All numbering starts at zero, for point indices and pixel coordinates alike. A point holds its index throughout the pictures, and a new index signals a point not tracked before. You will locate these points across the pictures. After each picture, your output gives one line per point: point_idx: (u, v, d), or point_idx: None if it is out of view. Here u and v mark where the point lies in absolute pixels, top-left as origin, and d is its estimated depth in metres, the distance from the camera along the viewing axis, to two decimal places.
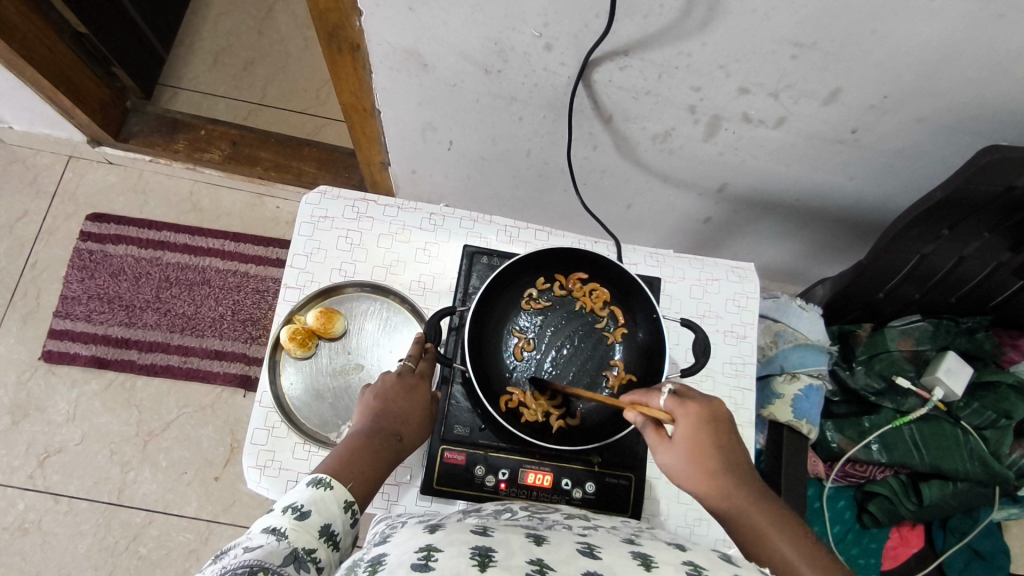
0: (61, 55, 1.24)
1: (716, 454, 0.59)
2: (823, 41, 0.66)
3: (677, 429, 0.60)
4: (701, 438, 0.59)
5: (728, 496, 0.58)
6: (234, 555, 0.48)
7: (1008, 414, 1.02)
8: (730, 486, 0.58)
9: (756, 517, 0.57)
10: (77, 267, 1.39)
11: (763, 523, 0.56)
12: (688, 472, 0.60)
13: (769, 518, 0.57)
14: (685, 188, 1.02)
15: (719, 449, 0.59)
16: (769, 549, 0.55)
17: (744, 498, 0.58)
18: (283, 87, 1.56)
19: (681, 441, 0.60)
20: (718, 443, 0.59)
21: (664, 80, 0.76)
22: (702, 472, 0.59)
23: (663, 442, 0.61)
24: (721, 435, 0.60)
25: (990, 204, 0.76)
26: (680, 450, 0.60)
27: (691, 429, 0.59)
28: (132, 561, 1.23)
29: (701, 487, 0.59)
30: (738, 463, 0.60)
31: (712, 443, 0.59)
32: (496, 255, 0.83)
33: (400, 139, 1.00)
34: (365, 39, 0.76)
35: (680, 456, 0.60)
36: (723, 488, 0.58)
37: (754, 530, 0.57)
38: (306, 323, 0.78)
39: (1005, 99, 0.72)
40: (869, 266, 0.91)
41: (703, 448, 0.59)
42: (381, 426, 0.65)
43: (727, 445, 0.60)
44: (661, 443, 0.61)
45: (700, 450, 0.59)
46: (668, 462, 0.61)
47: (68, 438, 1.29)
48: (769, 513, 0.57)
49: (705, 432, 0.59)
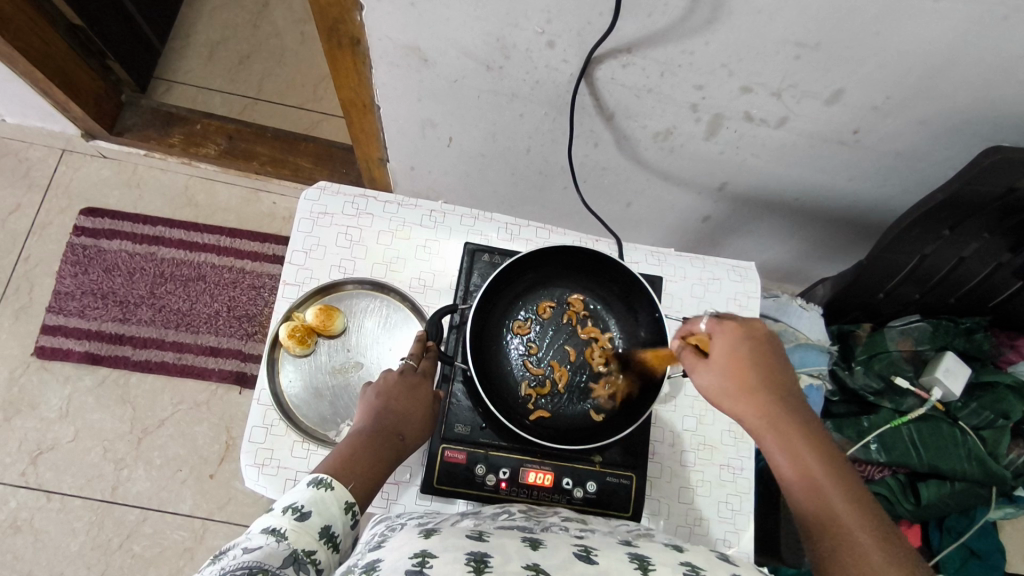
0: (55, 47, 1.22)
1: (762, 379, 0.60)
2: (826, 41, 0.66)
3: (717, 348, 0.62)
4: (738, 353, 0.61)
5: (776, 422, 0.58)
6: (233, 555, 0.47)
7: (1006, 415, 1.02)
8: (780, 414, 0.59)
9: (802, 450, 0.56)
10: (71, 262, 1.38)
11: (811, 459, 0.56)
12: (729, 392, 0.61)
13: (817, 453, 0.56)
14: (685, 187, 1.02)
15: (765, 372, 0.60)
16: (813, 486, 0.55)
17: (792, 426, 0.58)
18: (280, 82, 1.55)
19: (722, 358, 0.61)
20: (758, 361, 0.61)
21: (666, 78, 0.75)
22: (746, 391, 0.60)
23: (701, 363, 0.63)
24: (760, 354, 0.61)
25: (991, 204, 0.76)
26: (718, 366, 0.61)
27: (730, 344, 0.61)
28: (125, 559, 1.22)
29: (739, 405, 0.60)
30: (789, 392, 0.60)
31: (752, 358, 0.61)
32: (498, 252, 0.82)
33: (400, 135, 0.99)
34: (366, 33, 0.75)
35: (720, 373, 0.61)
36: (768, 410, 0.59)
37: (794, 454, 0.56)
38: (305, 320, 0.77)
39: (1007, 102, 0.72)
40: (869, 266, 0.91)
41: (744, 366, 0.61)
42: (384, 425, 0.64)
43: (780, 374, 0.61)
44: (698, 364, 0.63)
45: (741, 370, 0.60)
46: (707, 380, 0.62)
47: (60, 436, 1.28)
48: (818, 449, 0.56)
49: (746, 354, 0.61)
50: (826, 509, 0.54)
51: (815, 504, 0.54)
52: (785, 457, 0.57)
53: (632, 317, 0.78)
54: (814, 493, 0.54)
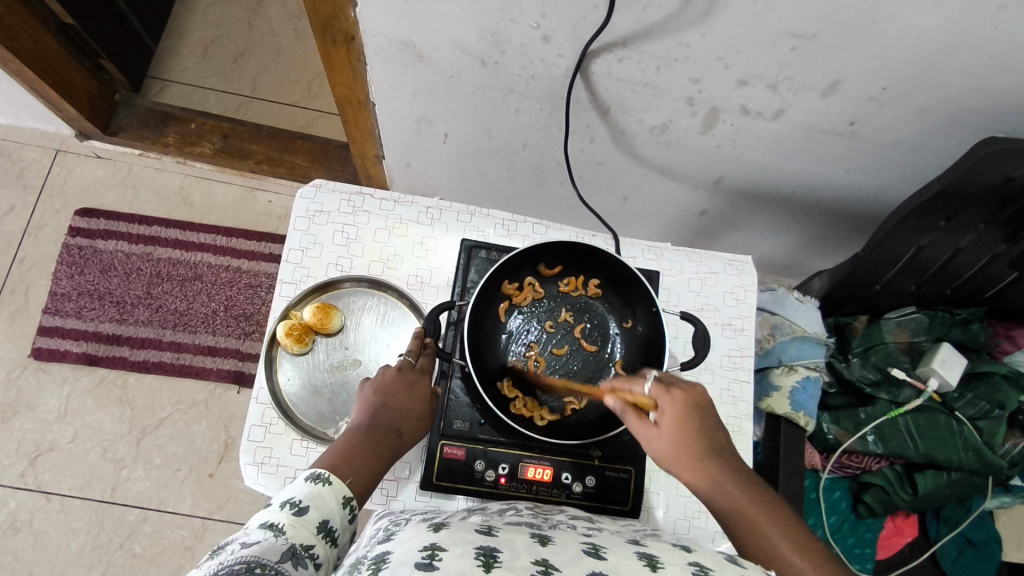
0: (46, 46, 1.21)
1: (704, 439, 0.61)
2: (823, 33, 0.66)
3: (663, 414, 0.62)
4: (683, 419, 0.61)
5: (715, 478, 0.59)
6: (231, 550, 0.47)
7: (1001, 405, 1.02)
8: (718, 466, 0.59)
9: (745, 502, 0.57)
10: (67, 263, 1.37)
11: (752, 507, 0.56)
12: (676, 456, 0.61)
13: (757, 502, 0.57)
14: (681, 181, 1.02)
15: (706, 433, 0.61)
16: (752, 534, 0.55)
17: (724, 476, 0.59)
18: (274, 80, 1.54)
19: (667, 424, 0.62)
20: (700, 427, 0.61)
21: (663, 72, 0.75)
22: (687, 451, 0.60)
23: (649, 427, 0.63)
24: (703, 420, 0.62)
25: (988, 195, 0.76)
26: (665, 432, 0.62)
27: (675, 409, 0.62)
28: (126, 558, 1.22)
29: (686, 472, 0.60)
30: (727, 448, 0.61)
31: (696, 424, 0.61)
32: (495, 248, 0.82)
33: (395, 132, 0.99)
34: (361, 30, 0.75)
35: (665, 438, 0.61)
36: (707, 466, 0.59)
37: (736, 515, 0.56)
38: (302, 318, 0.77)
39: (1002, 92, 0.72)
40: (866, 258, 0.91)
41: (689, 428, 0.61)
42: (381, 421, 0.64)
43: (721, 435, 0.62)
44: (645, 428, 0.63)
45: (686, 432, 0.61)
46: (654, 445, 0.62)
47: (59, 436, 1.28)
48: (754, 498, 0.57)
49: (690, 416, 0.62)
50: (770, 559, 0.53)
51: (757, 553, 0.54)
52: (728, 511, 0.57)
53: (630, 312, 0.78)
54: (755, 538, 0.55)
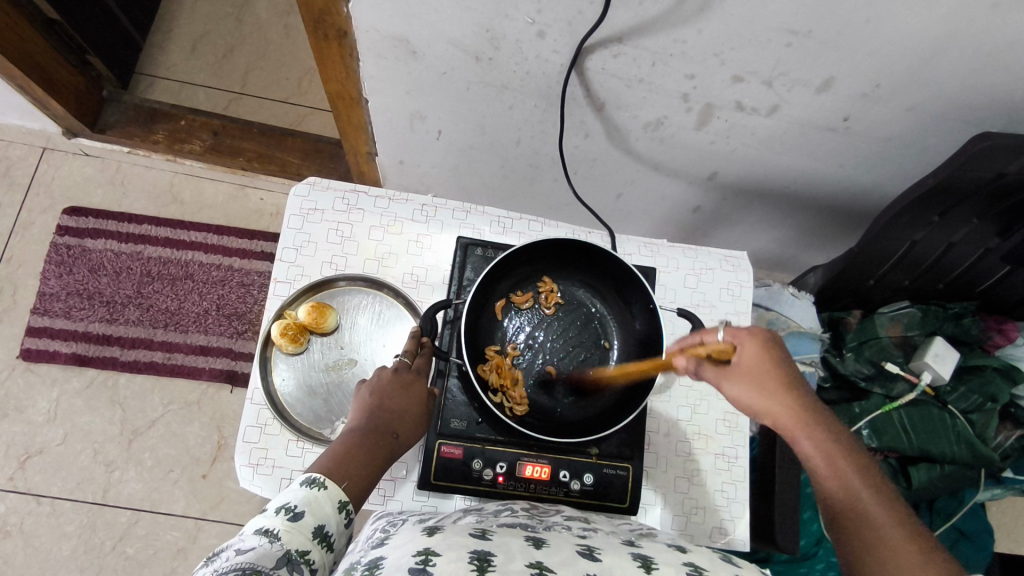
0: (32, 42, 1.19)
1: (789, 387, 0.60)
2: (818, 29, 0.66)
3: (742, 356, 0.62)
4: (765, 367, 0.61)
5: (807, 428, 0.59)
6: (226, 557, 0.47)
7: (993, 398, 1.03)
8: (812, 415, 0.60)
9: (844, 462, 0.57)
10: (55, 262, 1.35)
11: (849, 467, 0.57)
12: (758, 399, 0.61)
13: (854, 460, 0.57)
14: (676, 177, 1.02)
15: (793, 376, 0.61)
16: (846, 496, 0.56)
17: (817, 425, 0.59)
18: (264, 76, 1.52)
19: (747, 368, 0.61)
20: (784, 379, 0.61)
21: (658, 68, 0.75)
22: (776, 399, 0.60)
23: (725, 372, 0.62)
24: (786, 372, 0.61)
25: (979, 191, 0.76)
26: (742, 373, 0.61)
27: (755, 357, 0.61)
28: (118, 561, 1.21)
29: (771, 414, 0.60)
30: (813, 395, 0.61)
31: (778, 373, 0.61)
32: (491, 246, 0.82)
33: (388, 128, 0.98)
34: (353, 26, 0.74)
35: (746, 384, 0.61)
36: (796, 412, 0.59)
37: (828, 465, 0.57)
38: (297, 318, 0.77)
39: (995, 88, 0.72)
40: (861, 253, 0.91)
41: (769, 373, 0.61)
42: (378, 422, 0.64)
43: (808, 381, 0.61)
44: (723, 374, 0.62)
45: (769, 378, 0.60)
46: (733, 391, 0.62)
47: (49, 438, 1.26)
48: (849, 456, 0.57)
49: (770, 364, 0.61)
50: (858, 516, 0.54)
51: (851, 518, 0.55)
52: (829, 473, 0.57)
53: (627, 311, 0.78)
54: (844, 500, 0.56)
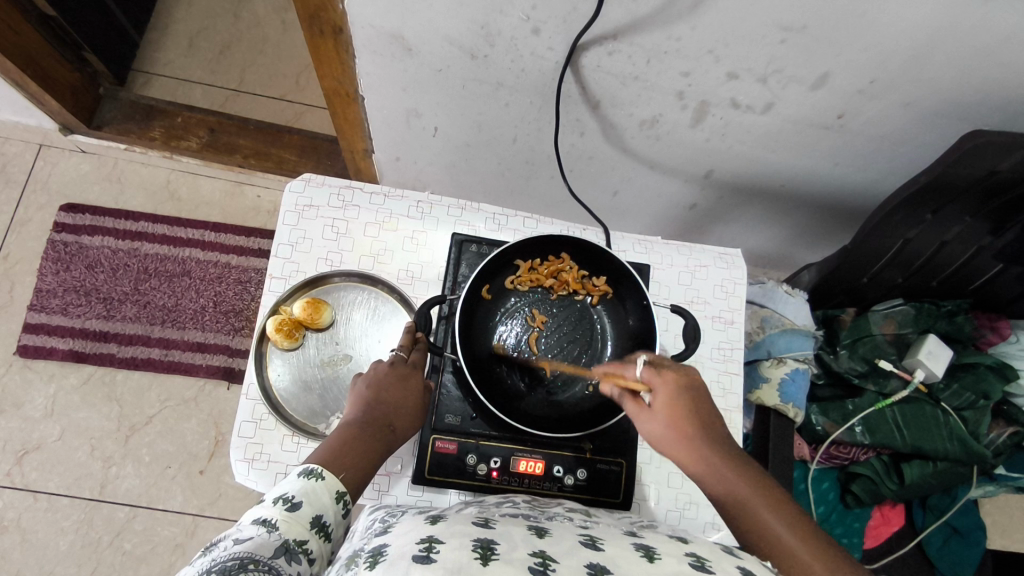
0: (28, 38, 1.19)
1: (696, 422, 0.61)
2: (811, 26, 0.66)
3: (656, 396, 0.63)
4: (676, 402, 0.61)
5: (711, 463, 0.58)
6: (224, 547, 0.47)
7: (986, 395, 1.03)
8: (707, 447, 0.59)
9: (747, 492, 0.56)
10: (52, 259, 1.35)
11: (748, 493, 0.55)
12: (670, 438, 0.61)
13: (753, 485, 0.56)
14: (672, 175, 1.02)
15: (698, 411, 0.61)
16: (749, 521, 0.54)
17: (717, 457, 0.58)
18: (261, 73, 1.52)
19: (660, 406, 0.62)
20: (695, 411, 0.61)
21: (653, 65, 0.75)
22: (681, 436, 0.60)
23: (642, 409, 0.63)
24: (695, 405, 0.62)
25: (973, 188, 0.77)
26: (657, 412, 0.62)
27: (669, 393, 0.62)
28: (115, 557, 1.22)
29: (677, 452, 0.60)
30: (721, 431, 0.61)
31: (689, 407, 0.61)
32: (486, 242, 0.82)
33: (385, 125, 0.99)
34: (349, 22, 0.74)
35: (659, 421, 0.62)
36: (699, 449, 0.59)
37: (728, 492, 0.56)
38: (292, 313, 0.77)
39: (986, 84, 0.72)
40: (854, 251, 0.92)
41: (680, 408, 0.61)
42: (374, 415, 0.64)
43: (714, 417, 0.62)
44: (639, 412, 0.63)
45: (679, 412, 0.61)
46: (648, 429, 0.63)
47: (46, 434, 1.26)
48: (753, 483, 0.56)
49: (682, 398, 0.62)
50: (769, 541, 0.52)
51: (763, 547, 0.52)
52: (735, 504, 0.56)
53: (621, 306, 0.78)
54: (753, 529, 0.54)
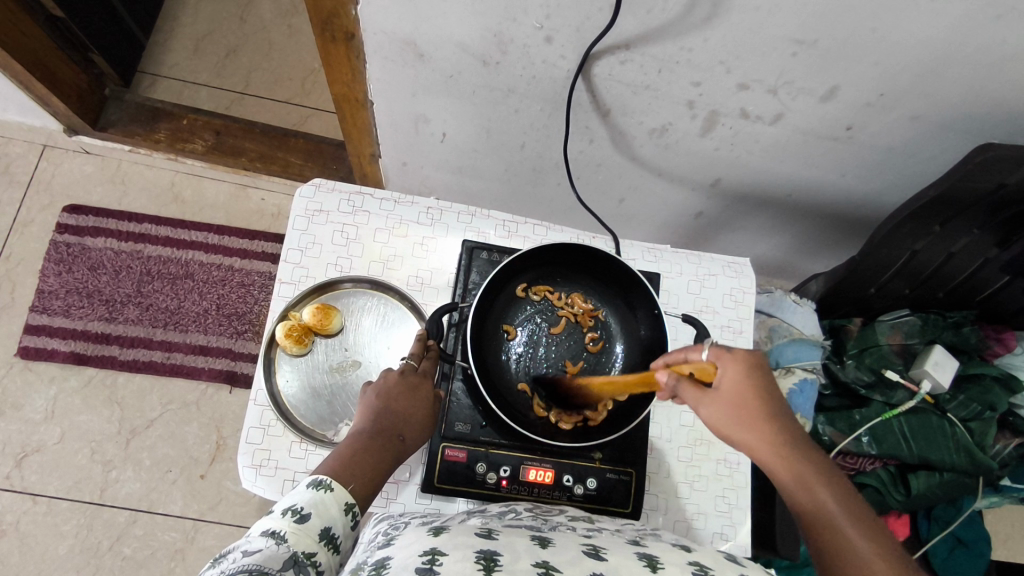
0: (35, 39, 1.19)
1: (766, 403, 0.58)
2: (824, 39, 0.66)
3: (722, 378, 0.59)
4: (744, 384, 0.59)
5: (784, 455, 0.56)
6: (233, 559, 0.46)
7: (992, 407, 1.03)
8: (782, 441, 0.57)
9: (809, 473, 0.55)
10: (54, 260, 1.35)
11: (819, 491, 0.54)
12: (733, 422, 0.58)
13: (815, 462, 0.56)
14: (679, 183, 1.02)
15: (769, 400, 0.58)
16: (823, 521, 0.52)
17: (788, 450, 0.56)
18: (266, 76, 1.52)
19: (728, 390, 0.59)
20: (764, 393, 0.59)
21: (664, 75, 0.75)
22: (750, 419, 0.58)
23: (706, 395, 0.60)
24: (766, 388, 0.59)
25: (981, 201, 0.77)
26: (724, 398, 0.59)
27: (736, 374, 0.59)
28: (115, 561, 1.20)
29: (746, 436, 0.58)
30: (788, 412, 0.59)
31: (758, 391, 0.59)
32: (496, 250, 0.82)
33: (393, 130, 0.98)
34: (361, 28, 0.74)
35: (728, 408, 0.58)
36: (772, 439, 0.57)
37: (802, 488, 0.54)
38: (301, 319, 0.77)
39: (996, 99, 0.73)
40: (862, 261, 0.92)
41: (751, 399, 0.58)
42: (384, 426, 0.64)
43: (784, 399, 0.60)
44: (703, 396, 0.60)
45: (747, 399, 0.58)
46: (707, 412, 0.60)
47: (46, 437, 1.25)
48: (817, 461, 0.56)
49: (750, 382, 0.59)
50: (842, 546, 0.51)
51: (820, 524, 0.53)
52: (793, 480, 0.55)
53: (630, 316, 0.78)
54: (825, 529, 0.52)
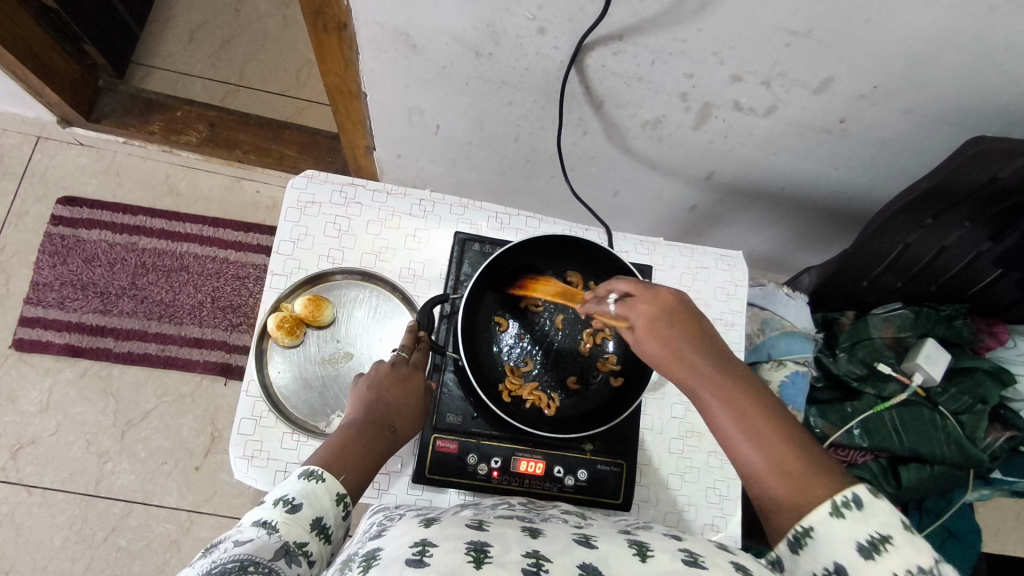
0: (27, 29, 1.18)
1: (688, 339, 0.57)
2: (817, 30, 0.66)
3: (637, 325, 0.58)
4: (660, 327, 0.57)
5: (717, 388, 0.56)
6: (224, 548, 0.47)
7: (983, 400, 1.04)
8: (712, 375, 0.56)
9: (741, 406, 0.55)
10: (49, 252, 1.34)
11: (758, 424, 0.54)
12: (666, 365, 0.57)
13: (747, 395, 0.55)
14: (673, 176, 1.02)
15: (691, 335, 0.57)
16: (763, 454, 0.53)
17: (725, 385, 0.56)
18: (261, 68, 1.52)
19: (646, 335, 0.57)
20: (682, 329, 0.57)
21: (657, 66, 0.75)
22: (677, 361, 0.57)
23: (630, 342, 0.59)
24: (681, 322, 0.58)
25: (973, 194, 0.77)
26: (647, 343, 0.58)
27: (651, 321, 0.57)
28: (110, 552, 1.21)
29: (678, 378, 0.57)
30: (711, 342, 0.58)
31: (677, 331, 0.57)
32: (488, 242, 0.82)
33: (387, 122, 0.98)
34: (353, 18, 0.74)
35: (651, 351, 0.58)
36: (705, 376, 0.56)
37: (738, 420, 0.54)
38: (293, 310, 0.77)
39: (990, 92, 0.73)
40: (855, 254, 0.92)
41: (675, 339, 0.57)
42: (374, 418, 0.64)
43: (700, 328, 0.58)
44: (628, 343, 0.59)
45: (670, 340, 0.57)
46: (637, 356, 0.59)
47: (42, 429, 1.26)
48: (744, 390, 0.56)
49: (664, 322, 0.57)
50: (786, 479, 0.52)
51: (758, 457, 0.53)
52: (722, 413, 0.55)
53: None
54: (770, 462, 0.53)
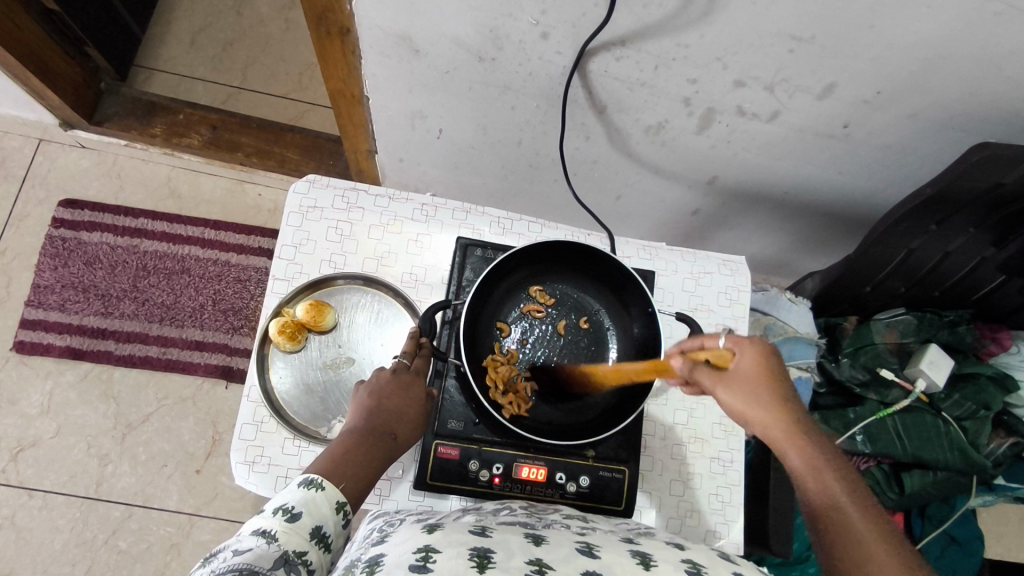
0: (28, 32, 1.18)
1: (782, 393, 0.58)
2: (821, 35, 0.66)
3: (739, 362, 0.59)
4: (762, 371, 0.58)
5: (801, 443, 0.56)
6: (223, 558, 0.47)
7: (986, 406, 1.04)
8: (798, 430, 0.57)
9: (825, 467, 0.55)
10: (50, 255, 1.34)
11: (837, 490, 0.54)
12: (749, 407, 0.58)
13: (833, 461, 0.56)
14: (676, 180, 1.02)
15: (785, 388, 0.59)
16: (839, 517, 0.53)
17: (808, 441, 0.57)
18: (264, 71, 1.52)
19: (744, 373, 0.59)
20: (777, 381, 0.59)
21: (660, 72, 0.75)
22: (767, 404, 0.58)
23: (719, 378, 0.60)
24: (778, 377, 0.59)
25: (977, 200, 0.77)
26: (739, 381, 0.59)
27: (753, 362, 0.59)
28: (110, 555, 1.21)
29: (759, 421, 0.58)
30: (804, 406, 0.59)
31: (772, 382, 0.58)
32: (490, 247, 0.81)
33: (389, 127, 0.98)
34: (355, 22, 0.74)
35: (739, 389, 0.58)
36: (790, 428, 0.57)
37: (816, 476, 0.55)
38: (295, 316, 0.77)
39: (994, 97, 0.72)
40: (858, 260, 0.92)
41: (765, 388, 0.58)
42: (375, 424, 0.63)
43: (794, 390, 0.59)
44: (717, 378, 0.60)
45: (765, 385, 0.58)
46: (725, 395, 0.59)
47: (42, 431, 1.25)
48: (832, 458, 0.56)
49: (766, 370, 0.59)
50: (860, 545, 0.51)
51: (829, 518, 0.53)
52: (802, 465, 0.56)
53: (624, 313, 0.78)
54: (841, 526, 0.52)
